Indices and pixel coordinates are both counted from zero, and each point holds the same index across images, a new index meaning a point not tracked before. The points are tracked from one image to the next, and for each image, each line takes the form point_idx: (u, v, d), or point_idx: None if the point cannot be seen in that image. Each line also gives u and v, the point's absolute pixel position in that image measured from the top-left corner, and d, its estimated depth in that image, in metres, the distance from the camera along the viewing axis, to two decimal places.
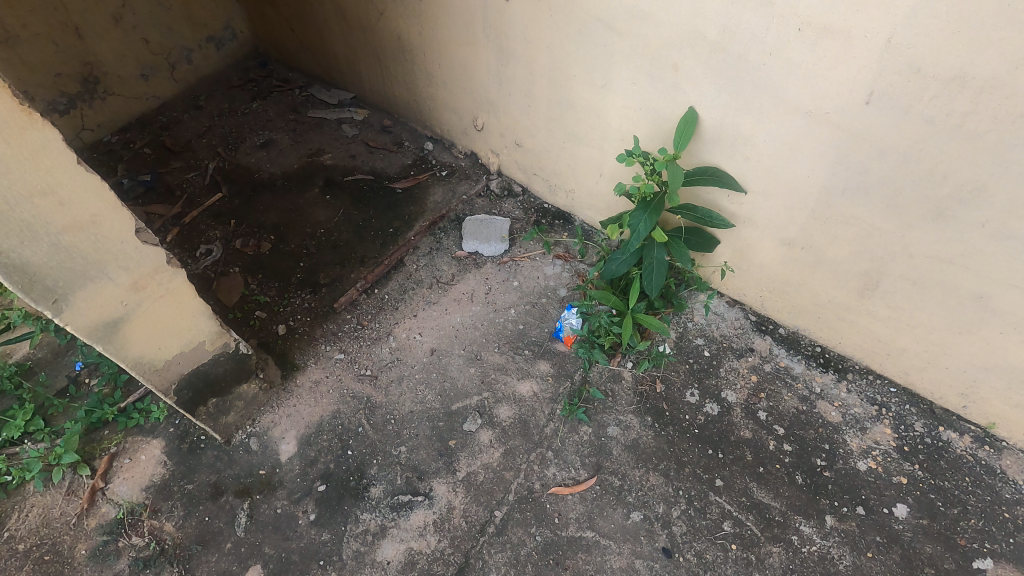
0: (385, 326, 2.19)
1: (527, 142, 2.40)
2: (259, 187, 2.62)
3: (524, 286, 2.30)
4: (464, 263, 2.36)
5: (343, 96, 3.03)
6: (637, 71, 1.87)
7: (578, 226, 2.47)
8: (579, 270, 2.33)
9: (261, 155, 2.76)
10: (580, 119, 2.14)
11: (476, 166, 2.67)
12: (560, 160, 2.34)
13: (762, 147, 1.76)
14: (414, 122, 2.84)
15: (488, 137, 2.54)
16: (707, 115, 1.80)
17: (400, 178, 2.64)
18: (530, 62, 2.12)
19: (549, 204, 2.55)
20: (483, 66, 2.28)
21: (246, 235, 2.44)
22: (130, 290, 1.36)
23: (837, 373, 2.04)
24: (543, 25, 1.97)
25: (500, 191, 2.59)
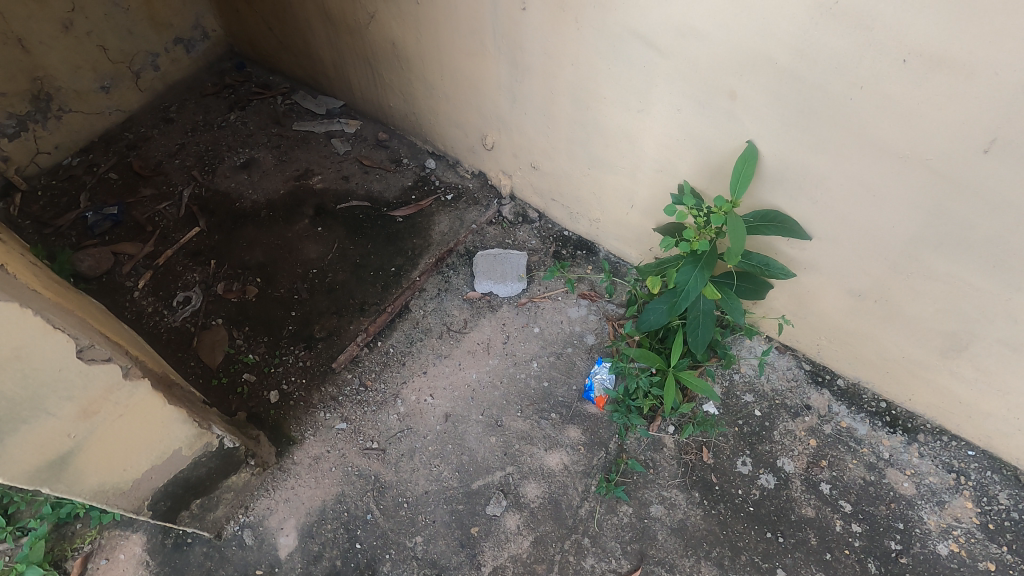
0: (391, 387, 1.93)
1: (545, 166, 2.09)
2: (240, 218, 2.31)
3: (546, 333, 2.04)
4: (477, 306, 2.09)
5: (331, 104, 2.69)
6: (682, 97, 1.54)
7: (604, 259, 2.19)
8: (607, 313, 2.06)
9: (243, 178, 2.45)
10: (610, 145, 1.83)
11: (486, 187, 2.36)
12: (584, 187, 2.04)
13: (834, 192, 1.46)
14: (413, 135, 2.51)
15: (499, 157, 2.23)
16: (769, 152, 1.50)
17: (400, 204, 2.34)
18: (550, 80, 1.79)
19: (570, 232, 2.26)
20: (492, 81, 1.95)
21: (229, 277, 2.15)
22: (79, 419, 1.09)
23: (907, 435, 1.81)
24: (567, 39, 1.63)
25: (514, 218, 2.29)
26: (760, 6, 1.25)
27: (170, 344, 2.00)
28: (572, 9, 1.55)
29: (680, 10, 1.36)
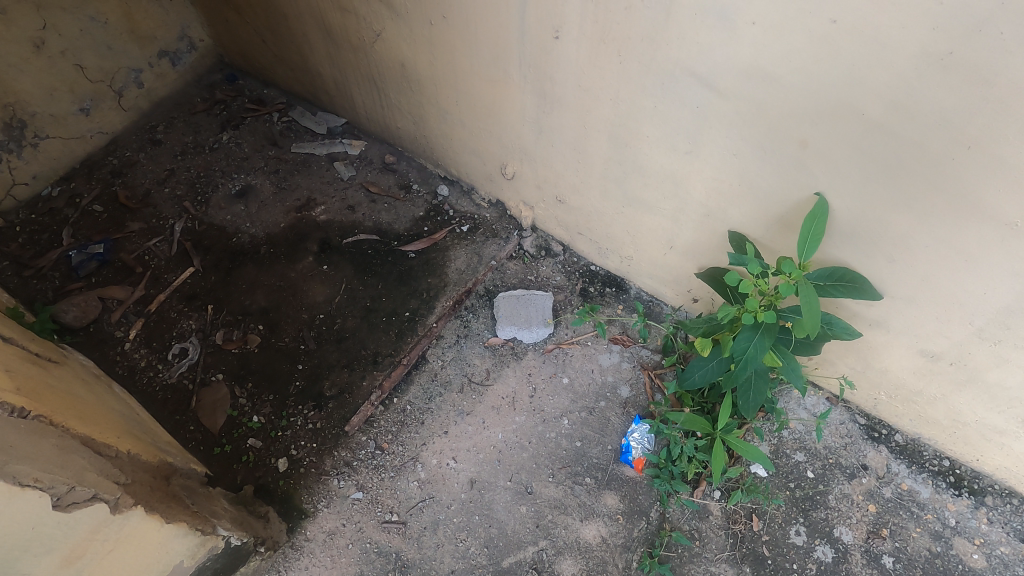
0: (410, 450, 1.77)
1: (573, 200, 1.91)
2: (238, 256, 2.13)
3: (576, 384, 1.87)
4: (499, 354, 1.92)
5: (333, 122, 2.49)
6: (741, 141, 1.36)
7: (635, 297, 2.02)
8: (641, 360, 1.90)
9: (239, 209, 2.26)
10: (649, 185, 1.65)
11: (505, 218, 2.18)
12: (616, 224, 1.86)
13: (918, 252, 1.29)
14: (423, 158, 2.32)
15: (520, 187, 2.04)
16: (841, 205, 1.32)
17: (412, 237, 2.16)
18: (584, 113, 1.60)
19: (598, 267, 2.08)
20: (516, 111, 1.76)
21: (229, 325, 1.98)
22: (63, 569, 0.93)
23: (974, 498, 1.67)
24: (607, 72, 1.44)
25: (537, 251, 2.11)
26: (851, 51, 1.07)
27: (167, 404, 1.83)
28: (615, 40, 1.36)
29: (749, 48, 1.18)
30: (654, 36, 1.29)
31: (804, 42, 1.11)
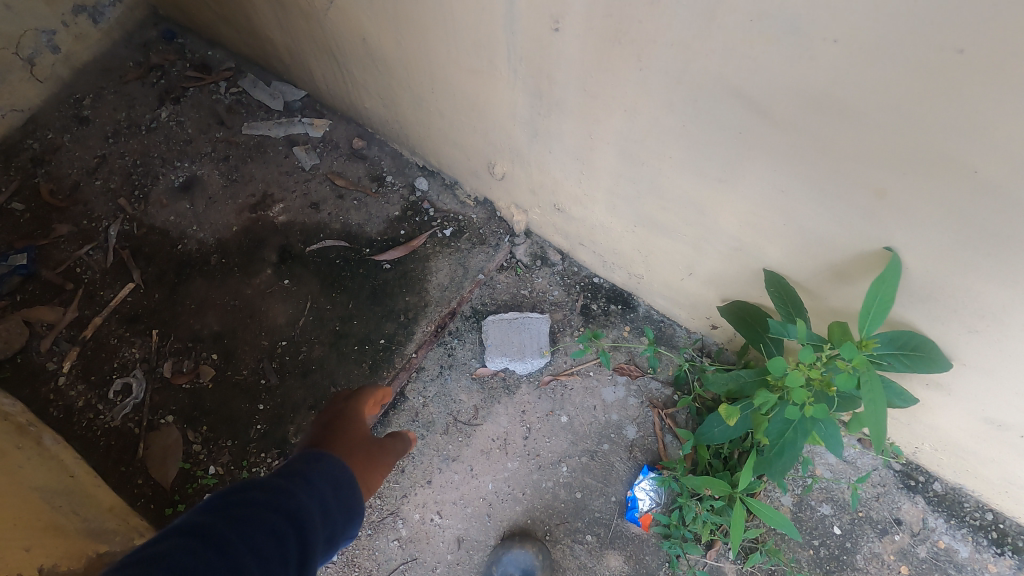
0: (388, 503, 1.57)
1: (573, 210, 1.60)
2: (185, 267, 1.83)
3: (576, 424, 1.66)
4: (488, 388, 1.69)
5: (291, 95, 2.11)
6: (792, 180, 1.05)
7: (645, 318, 1.76)
8: (651, 395, 1.68)
9: (184, 208, 1.93)
10: (667, 210, 1.35)
11: (493, 219, 1.87)
12: (624, 242, 1.57)
13: (1011, 328, 1.03)
14: (397, 143, 1.97)
15: (511, 189, 1.72)
16: (918, 267, 1.04)
17: (386, 243, 1.86)
18: (589, 121, 1.26)
19: (601, 279, 1.80)
20: (504, 109, 1.42)
21: (177, 354, 1.72)
22: None
23: (1017, 558, 1.50)
24: (621, 79, 1.11)
25: (531, 261, 1.83)
26: (972, 91, 0.77)
27: (110, 453, 1.61)
28: (634, 43, 1.02)
29: (821, 72, 0.86)
30: (689, 43, 0.95)
31: (906, 71, 0.79)
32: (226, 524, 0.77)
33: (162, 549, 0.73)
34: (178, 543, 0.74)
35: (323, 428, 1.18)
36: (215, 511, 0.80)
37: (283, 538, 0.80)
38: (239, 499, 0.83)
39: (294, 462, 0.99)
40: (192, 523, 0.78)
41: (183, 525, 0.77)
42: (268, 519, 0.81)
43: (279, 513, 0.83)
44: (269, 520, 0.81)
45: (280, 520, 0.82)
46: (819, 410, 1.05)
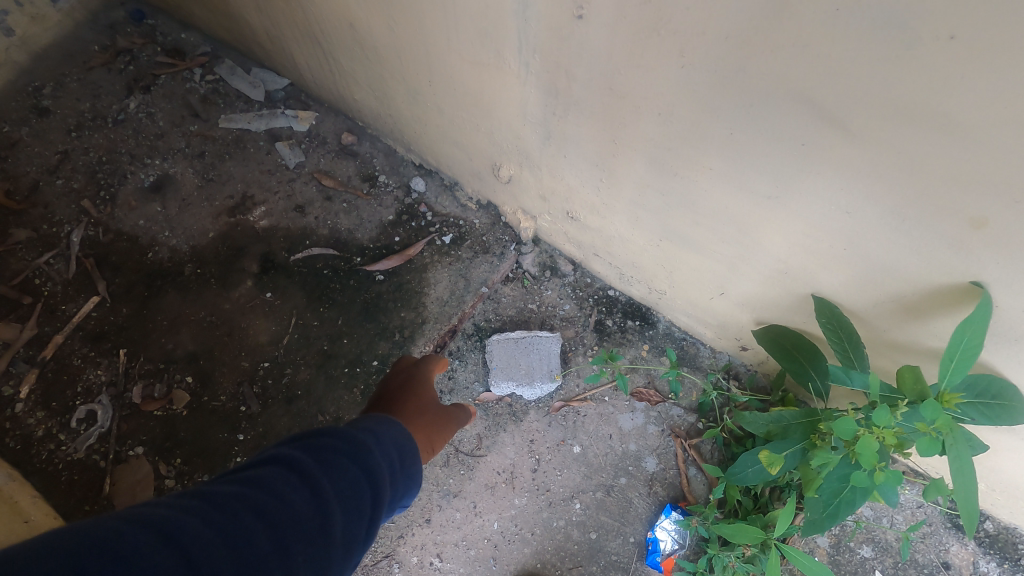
0: (384, 545, 1.43)
1: (588, 219, 1.42)
2: (157, 279, 1.65)
3: (590, 455, 1.50)
4: (493, 415, 1.53)
5: (273, 84, 1.92)
6: (863, 203, 0.88)
7: (665, 335, 1.59)
8: (672, 422, 1.52)
9: (155, 211, 1.75)
10: (699, 227, 1.17)
11: (497, 224, 1.70)
12: (646, 256, 1.40)
13: None
14: (390, 139, 1.79)
15: (517, 193, 1.54)
16: (1010, 306, 0.87)
17: (379, 251, 1.69)
18: (613, 124, 1.08)
19: (617, 292, 1.63)
20: (513, 106, 1.23)
21: (148, 378, 1.55)
22: None
23: None
24: (657, 78, 0.92)
25: (539, 271, 1.66)
26: None
27: (73, 490, 1.45)
28: (677, 35, 0.83)
29: (922, 77, 0.68)
30: (746, 38, 0.77)
31: None
32: (313, 464, 0.68)
33: (251, 477, 0.66)
34: (266, 474, 0.66)
35: (391, 392, 1.13)
36: (302, 448, 0.71)
37: (363, 491, 0.70)
38: (326, 438, 0.73)
39: (361, 417, 0.84)
40: (281, 455, 0.70)
41: (273, 455, 0.70)
42: (350, 468, 0.70)
43: (359, 465, 0.72)
44: (350, 469, 0.70)
45: (360, 474, 0.71)
46: (893, 477, 0.88)
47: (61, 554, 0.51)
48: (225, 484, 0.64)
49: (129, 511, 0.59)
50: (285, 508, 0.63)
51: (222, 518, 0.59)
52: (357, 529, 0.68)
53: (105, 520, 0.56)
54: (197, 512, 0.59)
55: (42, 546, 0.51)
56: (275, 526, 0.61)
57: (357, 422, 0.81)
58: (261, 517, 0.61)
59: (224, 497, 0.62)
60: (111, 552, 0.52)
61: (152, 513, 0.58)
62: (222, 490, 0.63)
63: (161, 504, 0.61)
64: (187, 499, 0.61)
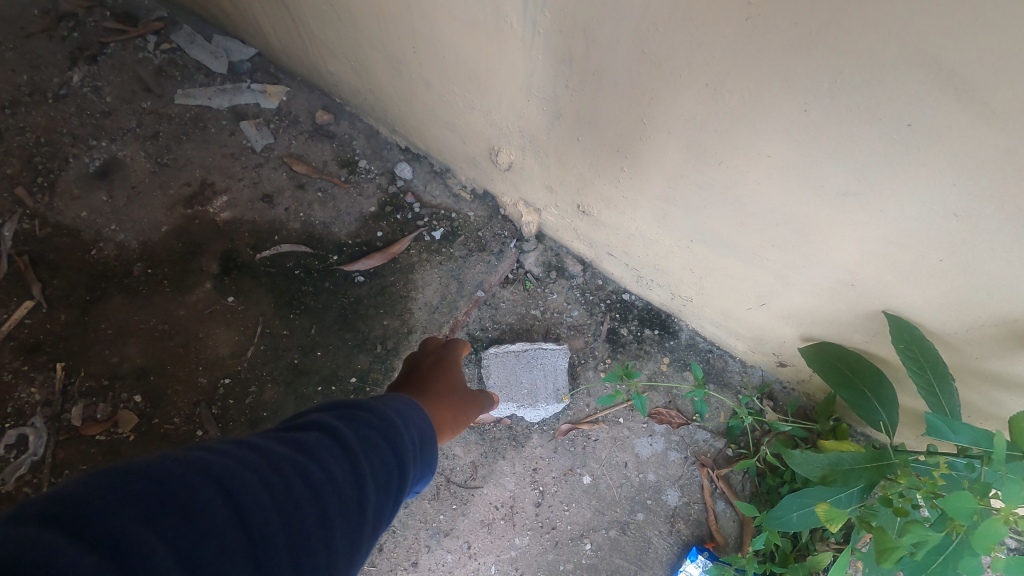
0: None
1: (604, 215, 1.20)
2: (101, 281, 1.43)
3: (603, 487, 1.30)
4: (491, 440, 1.33)
5: (237, 55, 1.67)
6: (989, 204, 0.66)
7: (688, 346, 1.38)
8: (697, 449, 1.32)
9: (100, 201, 1.51)
10: (742, 228, 0.96)
11: (496, 217, 1.47)
12: (671, 259, 1.18)
13: None
14: (372, 118, 1.55)
15: (519, 182, 1.32)
16: None
17: (359, 248, 1.47)
18: (644, 100, 0.85)
19: (633, 295, 1.42)
20: (515, 76, 0.99)
21: (89, 397, 1.34)
22: None
23: None
24: (710, 37, 0.69)
25: (543, 272, 1.44)
26: None
27: None
28: None
29: None
30: None
31: None
32: (354, 436, 0.60)
33: (295, 439, 0.57)
34: (310, 438, 0.57)
35: (421, 369, 1.07)
36: (343, 416, 0.62)
37: (395, 474, 0.61)
38: (361, 413, 0.64)
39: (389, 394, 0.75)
40: (323, 419, 0.61)
41: (312, 420, 0.61)
42: (387, 450, 0.62)
43: (393, 447, 0.63)
44: (385, 448, 0.62)
45: (395, 456, 0.62)
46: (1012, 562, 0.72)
47: (135, 501, 0.43)
48: (269, 442, 0.55)
49: (177, 454, 0.50)
50: (330, 480, 0.54)
51: (275, 479, 0.51)
52: (386, 510, 0.60)
53: (165, 461, 0.48)
54: (251, 467, 0.51)
55: (105, 484, 0.44)
56: (321, 498, 0.52)
57: (383, 397, 0.72)
58: (310, 485, 0.52)
59: (273, 454, 0.53)
60: (178, 505, 0.45)
61: (209, 458, 0.50)
62: (269, 447, 0.54)
63: (215, 448, 0.52)
64: (237, 447, 0.53)
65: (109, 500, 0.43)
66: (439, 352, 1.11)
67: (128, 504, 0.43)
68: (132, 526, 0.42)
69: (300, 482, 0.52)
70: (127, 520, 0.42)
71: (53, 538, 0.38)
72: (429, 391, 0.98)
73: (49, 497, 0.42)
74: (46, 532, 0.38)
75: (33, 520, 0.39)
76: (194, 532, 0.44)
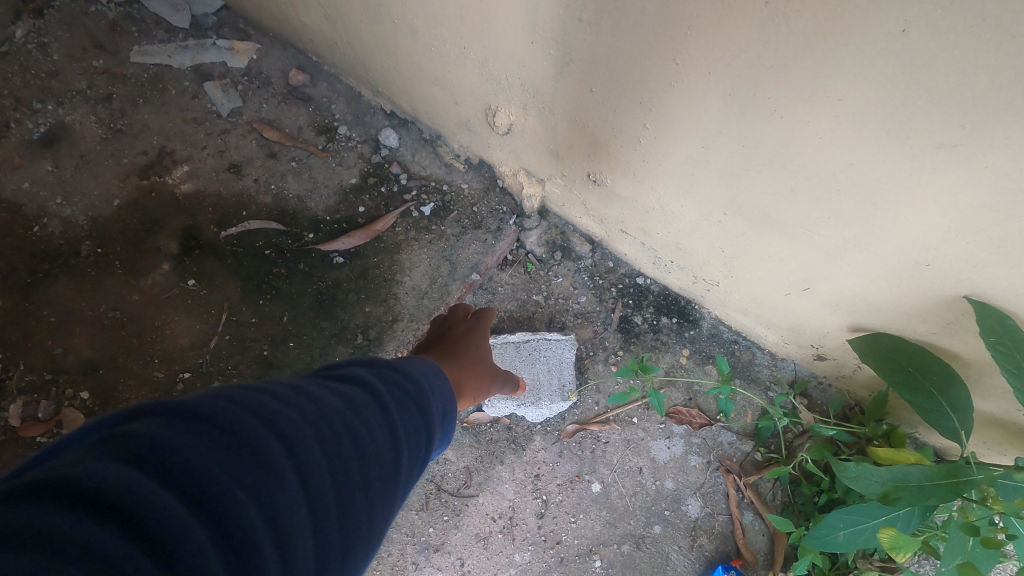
0: None
1: (618, 186, 1.03)
2: (42, 261, 1.25)
3: (614, 496, 1.15)
4: (487, 443, 1.17)
5: (201, 6, 1.47)
6: None
7: (711, 337, 1.22)
8: (721, 453, 1.16)
9: (45, 172, 1.30)
10: (786, 199, 0.79)
11: (493, 190, 1.30)
12: (695, 238, 1.02)
13: None
14: (353, 79, 1.37)
15: (521, 149, 1.14)
16: None
17: (338, 226, 1.30)
18: (680, 32, 0.67)
19: (649, 279, 1.25)
20: (519, 9, 0.81)
21: (29, 394, 1.17)
22: None
23: None
24: None
25: (547, 253, 1.27)
26: None
27: None
28: None
29: None
30: None
31: None
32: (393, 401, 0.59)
33: (338, 393, 0.55)
34: (357, 394, 0.56)
35: (450, 337, 1.06)
36: (380, 380, 0.62)
37: (421, 441, 0.62)
38: (388, 379, 0.63)
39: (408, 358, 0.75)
40: (365, 378, 0.60)
41: (349, 377, 0.59)
42: (417, 420, 0.62)
43: (421, 416, 0.64)
44: (413, 415, 0.62)
45: (422, 425, 0.63)
46: None
47: (223, 446, 0.42)
48: (317, 392, 0.53)
49: (231, 394, 0.48)
50: (374, 445, 0.53)
51: (328, 435, 0.49)
52: (410, 472, 0.61)
53: (228, 403, 0.46)
54: (309, 419, 0.49)
55: (173, 425, 0.42)
56: (364, 463, 0.52)
57: (402, 362, 0.71)
58: (357, 446, 0.51)
59: (328, 408, 0.52)
60: (252, 455, 0.43)
61: (271, 404, 0.48)
62: (320, 398, 0.52)
63: (270, 390, 0.50)
64: (292, 393, 0.51)
65: (184, 441, 0.41)
66: (471, 324, 1.09)
67: (205, 447, 0.42)
68: (215, 471, 0.41)
69: (350, 440, 0.51)
70: (211, 464, 0.41)
71: (145, 482, 0.37)
72: (454, 357, 0.98)
73: (122, 437, 0.40)
74: (135, 474, 0.37)
75: (117, 460, 0.38)
76: (268, 484, 0.43)
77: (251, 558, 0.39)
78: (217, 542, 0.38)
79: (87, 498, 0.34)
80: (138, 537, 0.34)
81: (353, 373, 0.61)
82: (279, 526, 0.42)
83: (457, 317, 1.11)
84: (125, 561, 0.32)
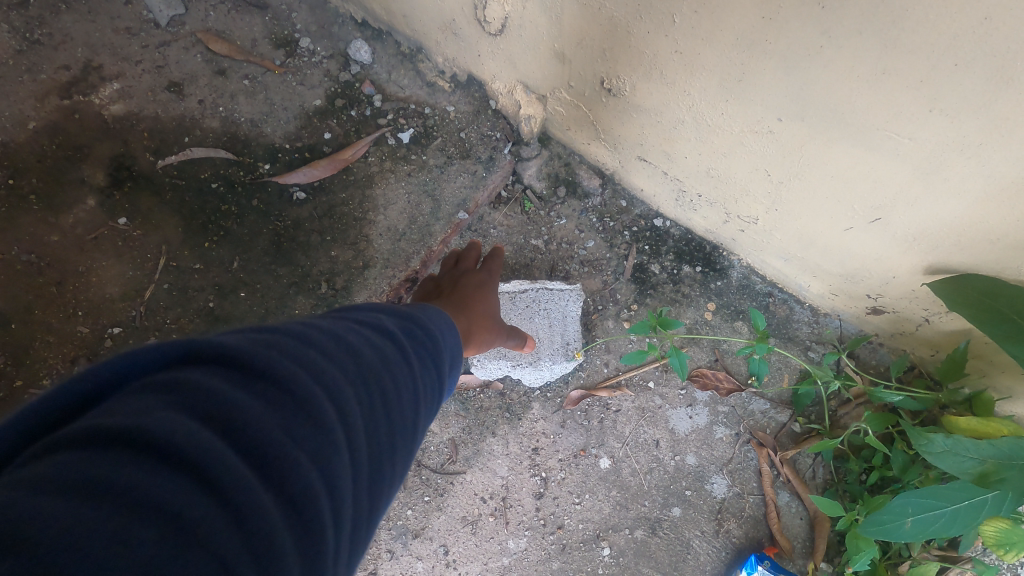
0: None
1: (642, 95, 0.83)
2: None
3: (626, 473, 0.98)
4: (477, 411, 0.99)
5: None
6: None
7: (742, 288, 1.03)
8: (752, 424, 0.99)
9: None
10: (864, 96, 0.60)
11: (484, 114, 1.09)
12: (736, 163, 0.82)
13: None
14: None
15: (522, 57, 0.93)
16: None
17: (296, 156, 1.08)
18: None
19: (668, 221, 1.05)
20: None
21: None
22: None
23: None
24: None
25: (547, 188, 1.07)
26: None
27: None
28: None
29: None
30: None
31: None
32: (418, 359, 0.47)
33: (378, 347, 0.43)
34: (389, 346, 0.45)
35: (456, 284, 0.87)
36: (404, 331, 0.49)
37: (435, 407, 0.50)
38: (415, 332, 0.50)
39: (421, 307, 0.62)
40: (391, 328, 0.48)
41: (381, 325, 0.47)
42: (435, 384, 0.50)
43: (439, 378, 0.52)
44: (432, 376, 0.50)
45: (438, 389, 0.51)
46: None
47: (285, 405, 0.33)
48: (360, 343, 0.42)
49: (277, 342, 0.37)
50: (405, 413, 0.43)
51: (366, 399, 0.39)
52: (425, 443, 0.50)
53: (266, 351, 0.35)
54: (348, 375, 0.38)
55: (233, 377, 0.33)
56: (394, 435, 0.41)
57: (419, 309, 0.57)
58: (389, 413, 0.41)
59: (368, 364, 0.41)
60: (311, 417, 0.34)
61: (308, 354, 0.37)
62: (359, 349, 0.41)
63: (299, 334, 0.39)
64: (320, 339, 0.40)
65: (242, 395, 0.32)
66: (484, 273, 0.91)
67: (263, 404, 0.33)
68: (277, 434, 0.32)
69: (384, 407, 0.41)
70: (274, 426, 0.32)
71: (208, 438, 0.29)
72: (458, 304, 0.80)
73: (174, 380, 0.32)
74: (198, 427, 0.30)
75: (174, 406, 0.30)
76: (326, 454, 0.34)
77: (317, 526, 0.32)
78: (284, 507, 0.30)
79: (145, 456, 0.27)
80: (202, 500, 0.27)
81: (377, 319, 0.49)
82: (336, 500, 0.34)
83: (468, 262, 0.92)
84: (198, 526, 0.27)
